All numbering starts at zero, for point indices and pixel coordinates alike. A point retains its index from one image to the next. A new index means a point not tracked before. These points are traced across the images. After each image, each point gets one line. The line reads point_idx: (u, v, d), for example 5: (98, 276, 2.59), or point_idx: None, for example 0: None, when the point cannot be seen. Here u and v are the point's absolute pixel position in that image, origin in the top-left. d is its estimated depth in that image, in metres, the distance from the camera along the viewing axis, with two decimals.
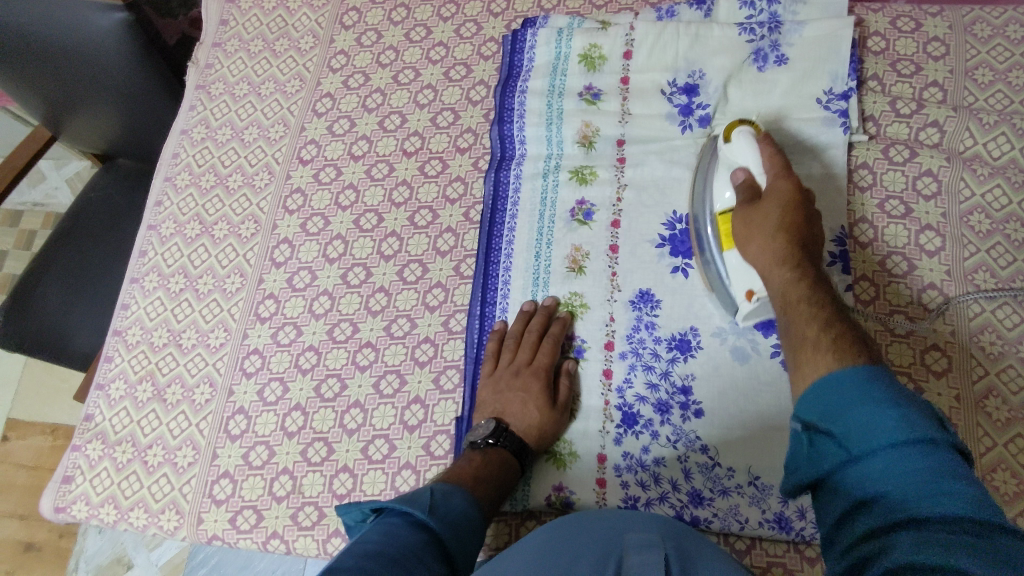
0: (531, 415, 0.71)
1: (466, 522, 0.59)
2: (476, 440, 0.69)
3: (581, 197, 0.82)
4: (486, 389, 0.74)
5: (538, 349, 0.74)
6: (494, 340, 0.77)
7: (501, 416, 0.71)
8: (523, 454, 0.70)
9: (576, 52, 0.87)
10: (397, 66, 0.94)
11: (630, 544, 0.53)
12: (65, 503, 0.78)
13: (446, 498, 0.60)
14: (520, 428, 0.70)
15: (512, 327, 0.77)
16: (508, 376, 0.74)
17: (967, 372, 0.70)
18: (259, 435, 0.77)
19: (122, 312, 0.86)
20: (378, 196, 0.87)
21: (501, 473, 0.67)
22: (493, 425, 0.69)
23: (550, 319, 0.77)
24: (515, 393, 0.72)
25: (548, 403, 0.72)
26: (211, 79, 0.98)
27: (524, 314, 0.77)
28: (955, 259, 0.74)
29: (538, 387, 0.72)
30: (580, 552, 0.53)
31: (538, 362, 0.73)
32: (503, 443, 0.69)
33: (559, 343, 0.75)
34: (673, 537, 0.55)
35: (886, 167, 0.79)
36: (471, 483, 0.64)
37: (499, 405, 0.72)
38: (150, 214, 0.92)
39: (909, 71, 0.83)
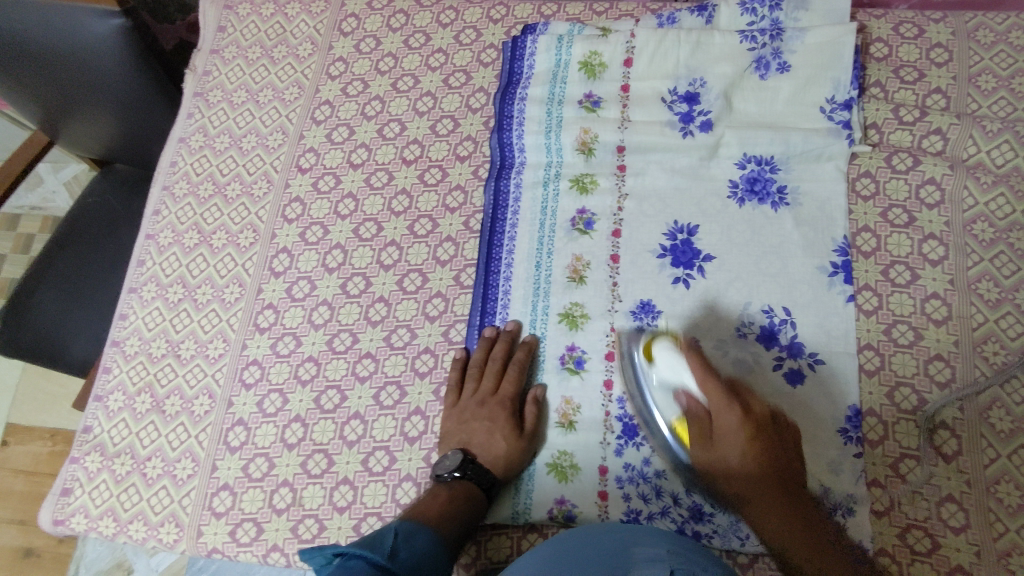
0: (496, 445, 0.71)
1: (429, 562, 0.60)
2: (441, 474, 0.69)
3: (581, 206, 0.81)
4: (451, 419, 0.73)
5: (503, 377, 0.75)
6: (455, 369, 0.76)
7: (467, 447, 0.71)
8: (492, 485, 0.70)
9: (576, 59, 0.86)
10: (397, 72, 0.94)
11: (637, 561, 0.53)
12: (64, 515, 0.77)
13: (408, 539, 0.60)
14: (486, 459, 0.70)
15: (475, 355, 0.76)
16: (474, 406, 0.73)
17: (971, 383, 0.69)
18: (259, 447, 0.77)
19: (121, 322, 0.86)
20: (378, 205, 0.86)
21: (468, 507, 0.67)
22: (459, 457, 0.69)
23: (513, 344, 0.77)
24: (478, 423, 0.72)
25: (514, 431, 0.72)
26: (209, 86, 0.98)
27: (486, 341, 0.77)
28: (958, 268, 0.74)
29: (504, 417, 0.72)
30: (584, 571, 0.53)
31: (503, 391, 0.74)
32: (469, 475, 0.68)
33: (523, 372, 0.75)
34: (677, 552, 0.55)
35: (889, 176, 0.79)
36: (437, 520, 0.64)
37: (465, 435, 0.72)
38: (148, 223, 0.91)
39: (912, 78, 0.83)
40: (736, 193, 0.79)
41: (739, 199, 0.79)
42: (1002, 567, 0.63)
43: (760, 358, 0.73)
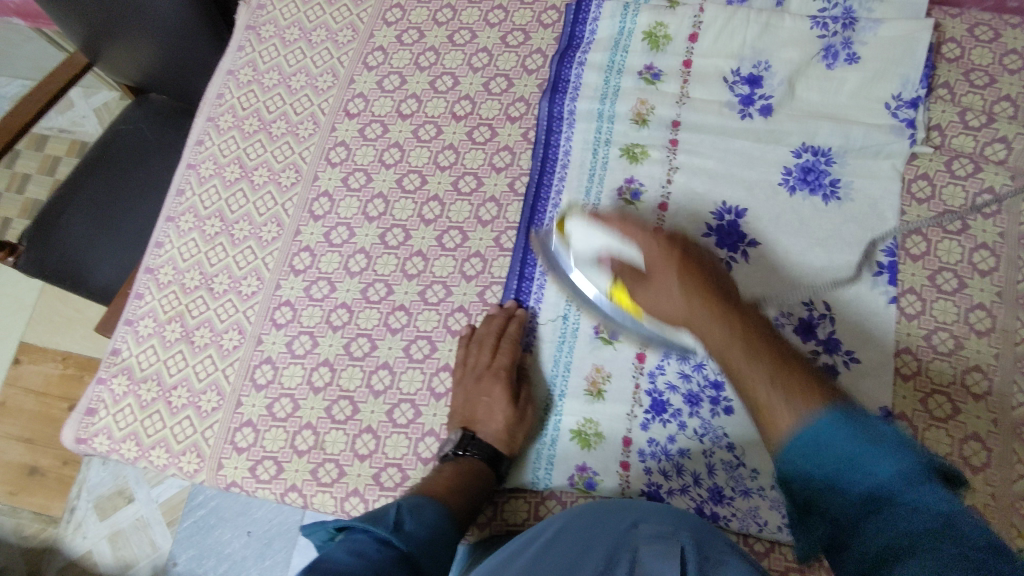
0: (498, 419, 0.70)
1: (438, 535, 0.59)
2: (447, 453, 0.70)
3: (630, 177, 0.80)
4: (456, 396, 0.73)
5: (496, 351, 0.73)
6: (460, 344, 0.75)
7: (470, 423, 0.71)
8: (497, 461, 0.69)
9: (640, 29, 0.85)
10: (454, 25, 0.92)
11: (643, 540, 0.53)
12: (86, 434, 0.78)
13: (413, 513, 0.59)
14: (488, 433, 0.70)
15: (476, 330, 0.76)
16: (473, 381, 0.72)
17: (1007, 397, 0.69)
18: (285, 387, 0.77)
19: (156, 250, 0.86)
20: (423, 157, 0.85)
21: (473, 482, 0.67)
22: (461, 436, 0.70)
23: (511, 317, 0.76)
24: (480, 398, 0.71)
25: (513, 403, 0.71)
26: (262, 21, 0.96)
27: (487, 317, 0.76)
28: (1007, 280, 0.73)
29: (502, 389, 0.71)
30: (591, 545, 0.53)
31: (498, 363, 0.72)
32: (473, 452, 0.69)
33: (515, 346, 0.74)
34: (687, 531, 0.54)
35: (947, 180, 0.77)
36: (443, 493, 0.64)
37: (468, 412, 0.71)
38: (190, 153, 0.90)
39: (982, 82, 0.81)
40: (788, 181, 0.78)
41: (790, 186, 0.77)
42: None
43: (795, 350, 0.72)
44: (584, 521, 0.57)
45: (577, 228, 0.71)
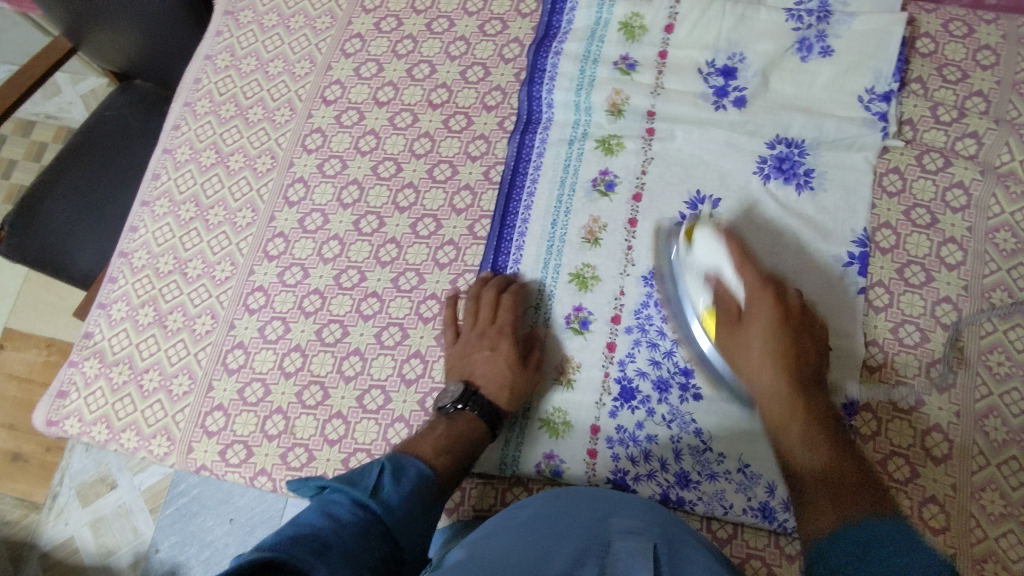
0: (500, 376, 0.71)
1: (421, 496, 0.59)
2: (444, 407, 0.69)
3: (605, 167, 0.80)
4: (453, 354, 0.73)
5: (496, 311, 0.74)
6: (454, 305, 0.76)
7: (471, 380, 0.72)
8: (495, 417, 0.70)
9: (617, 20, 0.85)
10: (432, 13, 0.92)
11: (615, 531, 0.53)
12: (58, 417, 0.78)
13: (398, 472, 0.59)
14: (489, 391, 0.70)
15: (472, 290, 0.76)
16: (474, 338, 0.73)
17: (971, 390, 0.69)
18: (256, 372, 0.77)
19: (131, 234, 0.86)
20: (399, 145, 0.85)
21: (470, 437, 0.67)
22: (463, 388, 0.69)
23: (509, 282, 0.77)
24: (481, 354, 0.72)
25: (517, 359, 0.72)
26: (240, 6, 0.96)
27: (482, 280, 0.77)
28: (974, 274, 0.73)
29: (507, 345, 0.72)
30: (567, 530, 0.53)
31: (501, 323, 0.73)
32: (473, 407, 0.69)
33: (515, 304, 0.75)
34: (657, 527, 0.55)
35: (917, 174, 0.77)
36: (435, 453, 0.64)
37: (468, 368, 0.72)
38: (166, 138, 0.90)
39: (955, 77, 0.81)
40: (762, 171, 0.78)
41: (764, 175, 0.78)
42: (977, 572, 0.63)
43: None
44: (565, 508, 0.58)
45: (707, 242, 0.69)
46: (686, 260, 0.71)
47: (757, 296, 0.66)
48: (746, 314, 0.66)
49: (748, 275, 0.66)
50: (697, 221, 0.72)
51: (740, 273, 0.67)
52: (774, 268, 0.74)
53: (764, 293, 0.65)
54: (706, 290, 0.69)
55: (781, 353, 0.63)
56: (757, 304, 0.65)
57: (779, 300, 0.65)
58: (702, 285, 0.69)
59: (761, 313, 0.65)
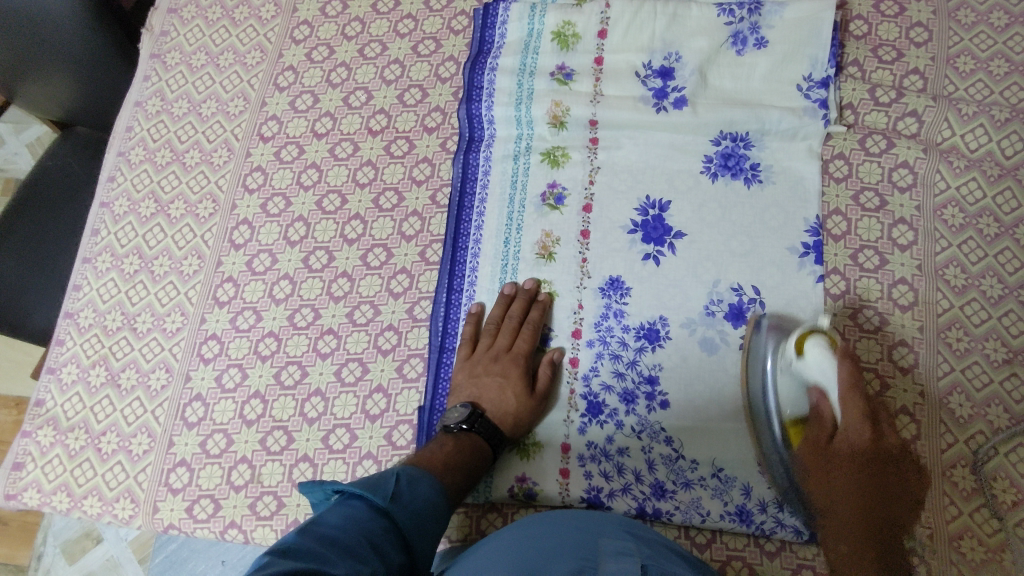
0: (507, 401, 0.70)
1: (429, 509, 0.59)
2: (449, 425, 0.68)
3: (552, 181, 0.79)
4: (463, 372, 0.73)
5: (518, 336, 0.73)
6: (471, 324, 0.75)
7: (477, 402, 0.71)
8: (498, 441, 0.69)
9: (549, 29, 0.84)
10: (363, 39, 0.90)
11: (607, 550, 0.53)
12: (16, 490, 0.76)
13: (410, 485, 0.59)
14: (494, 414, 0.69)
15: (491, 311, 0.75)
16: (486, 361, 0.73)
17: (934, 369, 0.69)
18: (217, 423, 0.75)
19: (75, 293, 0.83)
20: (342, 176, 0.84)
21: (473, 460, 0.66)
22: (469, 410, 0.68)
23: (531, 303, 0.75)
24: (491, 377, 0.71)
25: (526, 388, 0.71)
26: (167, 48, 0.94)
27: (504, 298, 0.75)
28: (926, 253, 0.73)
29: (517, 373, 0.71)
30: (556, 553, 0.52)
31: (517, 348, 0.72)
32: (477, 429, 0.68)
33: (538, 332, 0.73)
34: (644, 547, 0.54)
35: (862, 158, 0.77)
36: (441, 469, 0.63)
37: (476, 389, 0.71)
38: (103, 190, 0.88)
39: (890, 57, 0.81)
40: (710, 168, 0.77)
41: (712, 174, 0.77)
42: (956, 550, 0.63)
43: (726, 337, 0.72)
44: (545, 532, 0.56)
45: (826, 303, 0.66)
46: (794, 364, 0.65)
47: (845, 400, 0.63)
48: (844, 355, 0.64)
49: (855, 396, 0.63)
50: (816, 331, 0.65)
51: (847, 395, 0.63)
52: (728, 269, 0.74)
53: (854, 387, 0.63)
54: (819, 333, 0.64)
55: (861, 466, 0.62)
56: (854, 427, 0.63)
57: (875, 432, 0.63)
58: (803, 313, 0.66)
59: (854, 434, 0.63)
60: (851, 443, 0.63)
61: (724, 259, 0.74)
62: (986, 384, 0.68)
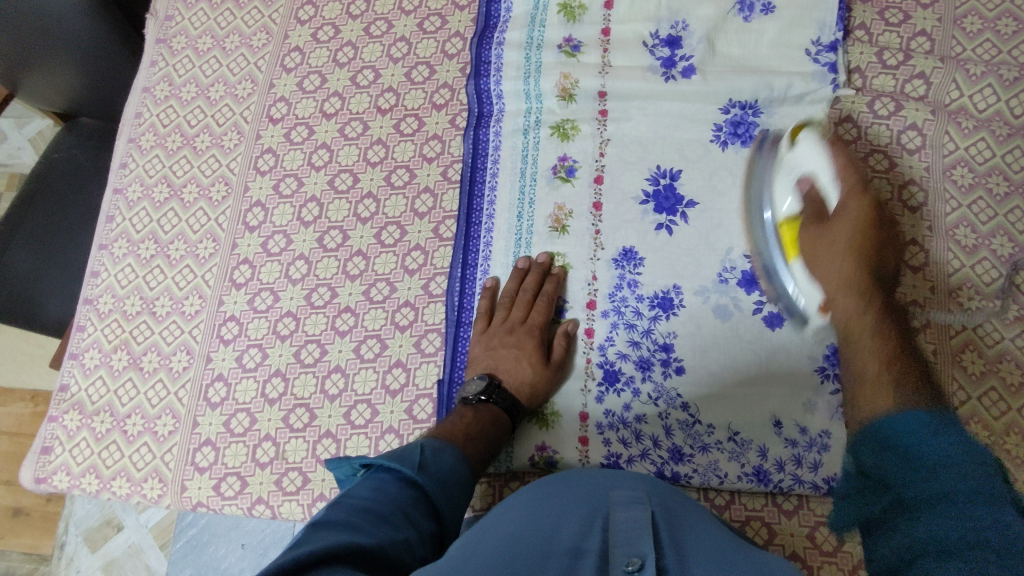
0: (524, 372, 0.71)
1: (455, 479, 0.60)
2: (468, 397, 0.69)
3: (563, 153, 0.80)
4: (480, 344, 0.74)
5: (532, 308, 0.74)
6: (486, 299, 0.76)
7: (494, 374, 0.72)
8: (516, 411, 0.70)
9: (555, 2, 0.84)
10: (368, 17, 0.90)
11: (618, 502, 0.53)
12: (45, 473, 0.77)
13: (435, 455, 0.60)
14: (511, 385, 0.70)
15: (506, 285, 0.76)
16: (503, 333, 0.73)
17: (945, 328, 0.70)
18: (239, 402, 0.77)
19: (93, 280, 0.84)
20: (353, 155, 0.84)
21: (491, 430, 0.68)
22: (486, 382, 0.69)
23: (544, 276, 0.76)
24: (507, 349, 0.72)
25: (542, 359, 0.71)
26: (172, 33, 0.94)
27: (518, 272, 0.75)
28: (937, 214, 0.74)
29: (532, 344, 0.72)
30: (565, 512, 0.52)
31: (532, 320, 0.73)
32: (495, 400, 0.69)
33: (552, 303, 0.74)
34: (656, 497, 0.54)
35: (871, 121, 0.78)
36: (462, 441, 0.65)
37: (493, 361, 0.72)
38: (115, 177, 0.88)
39: (897, 19, 0.81)
40: (719, 137, 0.78)
41: (722, 142, 0.77)
42: None
43: (739, 303, 0.72)
44: (559, 487, 0.57)
45: (811, 144, 0.67)
46: (789, 159, 0.69)
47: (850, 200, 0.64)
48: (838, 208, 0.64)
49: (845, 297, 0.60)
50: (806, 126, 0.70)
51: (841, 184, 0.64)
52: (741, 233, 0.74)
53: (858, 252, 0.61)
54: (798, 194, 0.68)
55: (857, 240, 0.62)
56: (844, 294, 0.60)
57: (874, 206, 0.63)
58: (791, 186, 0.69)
59: (854, 206, 0.63)
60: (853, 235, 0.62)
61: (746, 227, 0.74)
62: (998, 341, 0.69)
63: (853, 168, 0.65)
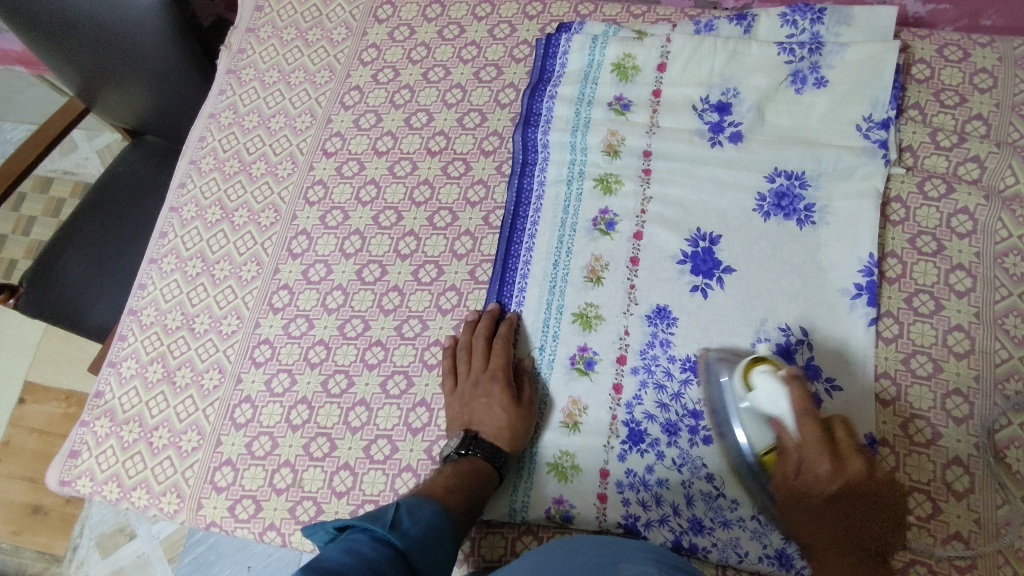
0: (498, 417, 0.71)
1: (434, 535, 0.59)
2: (449, 454, 0.70)
3: (604, 207, 0.80)
4: (451, 403, 0.73)
5: (491, 353, 0.75)
6: (446, 354, 0.76)
7: (470, 425, 0.71)
8: (499, 459, 0.69)
9: (609, 61, 0.86)
10: (428, 63, 0.94)
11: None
12: (70, 477, 0.79)
13: (410, 513, 0.59)
14: (489, 433, 0.70)
15: (461, 337, 0.77)
16: (469, 386, 0.73)
17: (989, 421, 0.67)
18: (263, 426, 0.77)
19: (140, 291, 0.87)
20: (399, 193, 0.86)
21: (476, 481, 0.67)
22: (463, 436, 0.70)
23: (497, 322, 0.77)
24: (476, 400, 0.72)
25: (512, 400, 0.71)
26: (242, 64, 0.99)
27: (469, 323, 0.77)
28: (985, 301, 0.72)
29: (500, 388, 0.72)
30: None
31: (494, 365, 0.73)
32: (474, 452, 0.69)
33: (510, 343, 0.75)
34: (667, 570, 0.52)
35: (920, 202, 0.76)
36: (442, 494, 0.64)
37: (466, 414, 0.72)
38: (173, 195, 0.92)
39: (952, 102, 0.80)
40: (763, 206, 0.77)
41: (764, 212, 0.77)
42: None
43: None
44: (565, 556, 0.55)
45: (768, 381, 0.61)
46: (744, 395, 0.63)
47: (809, 447, 0.58)
48: (799, 460, 0.59)
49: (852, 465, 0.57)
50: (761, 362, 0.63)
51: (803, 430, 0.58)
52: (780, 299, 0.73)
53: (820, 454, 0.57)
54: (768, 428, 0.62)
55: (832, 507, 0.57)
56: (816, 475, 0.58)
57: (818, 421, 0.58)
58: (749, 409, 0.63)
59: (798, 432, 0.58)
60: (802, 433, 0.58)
61: (703, 372, 0.71)
62: None
63: (808, 405, 0.59)
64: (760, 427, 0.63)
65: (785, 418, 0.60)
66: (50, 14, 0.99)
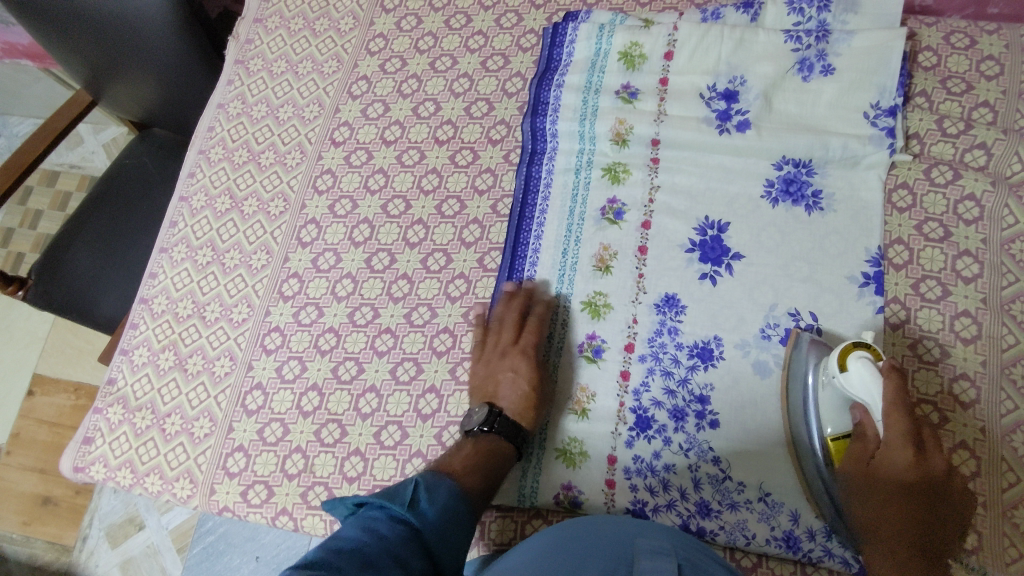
0: (523, 395, 0.71)
1: (449, 516, 0.59)
2: (471, 429, 0.70)
3: (612, 196, 0.81)
4: (478, 372, 0.74)
5: (523, 329, 0.75)
6: (479, 326, 0.77)
7: (493, 400, 0.72)
8: (518, 438, 0.70)
9: (616, 49, 0.86)
10: (435, 52, 0.94)
11: (641, 549, 0.51)
12: (84, 463, 0.80)
13: (429, 491, 0.60)
14: (512, 411, 0.70)
15: (495, 309, 0.77)
16: (498, 359, 0.74)
17: (995, 406, 0.68)
18: (274, 412, 0.78)
19: (151, 280, 0.88)
20: (408, 182, 0.87)
21: (494, 461, 0.67)
22: (487, 411, 0.70)
23: (532, 299, 0.78)
24: (503, 374, 0.72)
25: (538, 380, 0.72)
26: (251, 55, 0.99)
27: (504, 296, 0.78)
28: (992, 287, 0.72)
29: (528, 366, 0.72)
30: (590, 553, 0.51)
31: (524, 342, 0.74)
32: (497, 429, 0.69)
33: (544, 323, 0.76)
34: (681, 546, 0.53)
35: (927, 188, 0.77)
36: (460, 473, 0.65)
37: (491, 388, 0.72)
38: (183, 185, 0.93)
39: (959, 89, 0.81)
40: (771, 193, 0.78)
41: (773, 199, 0.77)
42: None
43: (782, 360, 0.71)
44: (578, 532, 0.56)
45: (865, 371, 0.60)
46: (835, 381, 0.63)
47: (890, 449, 0.59)
48: (878, 457, 0.60)
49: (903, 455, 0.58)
50: (857, 343, 0.63)
51: (890, 426, 0.59)
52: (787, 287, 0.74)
53: (906, 447, 0.58)
54: (850, 418, 0.63)
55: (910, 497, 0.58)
56: (894, 452, 0.59)
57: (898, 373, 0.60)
58: (842, 406, 0.63)
59: (898, 457, 0.59)
60: (892, 406, 0.59)
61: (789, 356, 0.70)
62: None
63: (903, 408, 0.59)
64: (836, 413, 0.63)
65: (879, 424, 0.60)
66: (53, 4, 0.99)
